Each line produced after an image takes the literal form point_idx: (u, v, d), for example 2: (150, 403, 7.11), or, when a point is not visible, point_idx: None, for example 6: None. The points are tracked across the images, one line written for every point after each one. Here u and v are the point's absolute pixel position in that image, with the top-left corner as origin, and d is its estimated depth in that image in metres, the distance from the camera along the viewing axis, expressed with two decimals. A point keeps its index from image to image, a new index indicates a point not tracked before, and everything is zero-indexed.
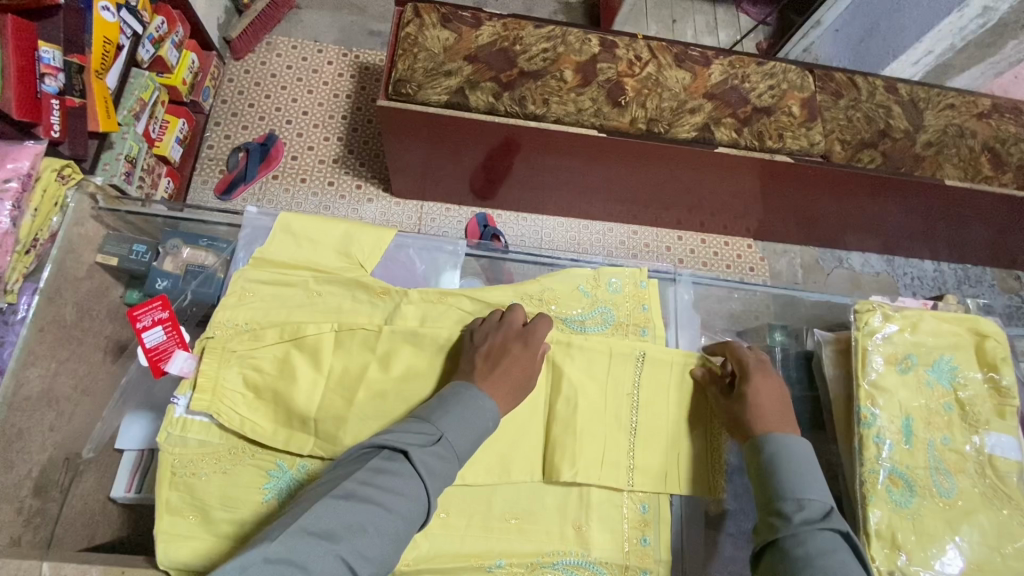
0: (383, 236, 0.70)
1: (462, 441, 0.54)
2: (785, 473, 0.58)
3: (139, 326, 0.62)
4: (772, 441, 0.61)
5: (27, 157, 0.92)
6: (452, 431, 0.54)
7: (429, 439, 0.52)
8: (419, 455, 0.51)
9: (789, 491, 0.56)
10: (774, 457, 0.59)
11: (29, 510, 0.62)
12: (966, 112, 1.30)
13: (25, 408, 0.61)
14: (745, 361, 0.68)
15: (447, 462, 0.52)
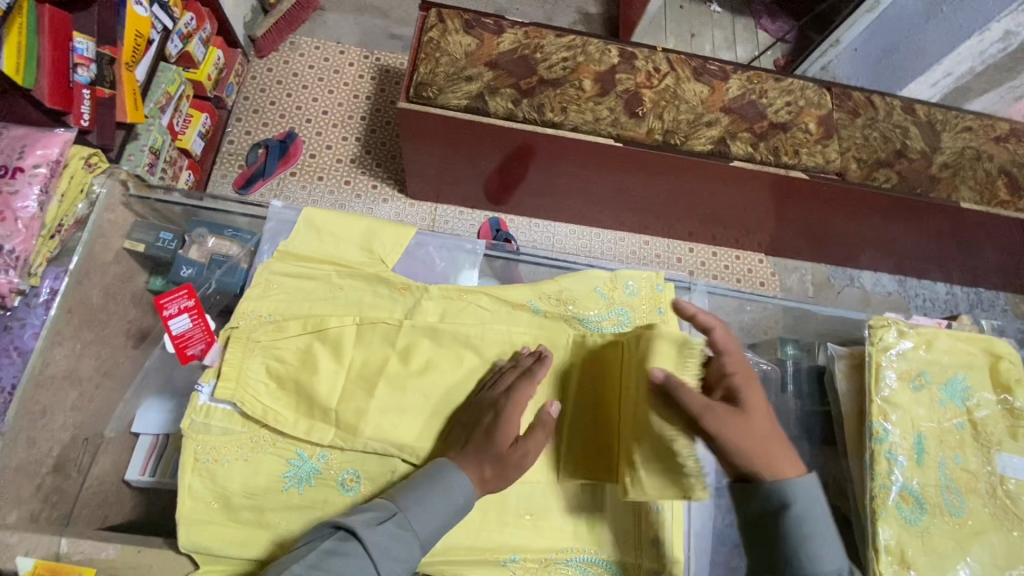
0: (404, 233, 0.71)
1: (425, 521, 0.53)
2: (815, 532, 0.56)
3: (166, 315, 0.63)
4: (798, 490, 0.56)
5: (57, 144, 0.94)
6: (412, 508, 0.54)
7: (386, 519, 0.52)
8: (371, 535, 0.51)
9: (822, 559, 0.55)
10: (802, 516, 0.56)
11: (47, 488, 0.63)
12: (984, 135, 1.30)
13: (51, 386, 0.63)
14: (734, 364, 0.58)
15: (404, 542, 0.52)
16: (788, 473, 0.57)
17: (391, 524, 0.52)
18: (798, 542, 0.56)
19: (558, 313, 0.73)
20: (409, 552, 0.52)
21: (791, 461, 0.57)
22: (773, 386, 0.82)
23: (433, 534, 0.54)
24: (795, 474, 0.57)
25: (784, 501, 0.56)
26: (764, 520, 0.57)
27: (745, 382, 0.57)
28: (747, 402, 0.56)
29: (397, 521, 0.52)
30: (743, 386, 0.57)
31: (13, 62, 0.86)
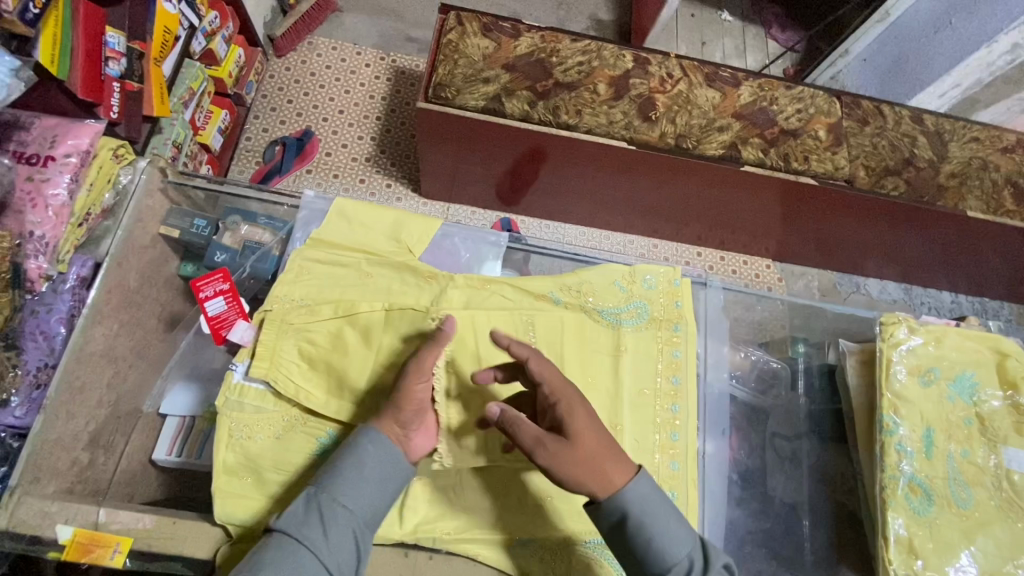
0: (430, 224, 0.76)
1: (348, 495, 0.56)
2: (656, 528, 0.58)
3: (204, 300, 0.67)
4: (627, 498, 0.58)
5: (88, 134, 0.95)
6: (330, 489, 0.56)
7: (312, 506, 0.55)
8: (302, 526, 0.54)
9: (671, 553, 0.57)
10: (641, 518, 0.58)
11: (81, 462, 0.66)
12: (990, 146, 1.32)
13: (89, 363, 0.66)
14: (559, 387, 0.60)
15: (340, 520, 0.55)
16: (617, 485, 0.58)
17: (311, 508, 0.55)
18: (647, 546, 0.57)
19: (579, 304, 0.78)
20: (346, 529, 0.55)
21: (621, 467, 0.59)
22: (782, 385, 0.85)
23: (371, 509, 0.57)
24: (623, 483, 0.58)
25: (619, 511, 0.58)
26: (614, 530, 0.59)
27: (565, 406, 0.59)
28: (573, 427, 0.59)
29: (328, 505, 0.55)
30: (565, 411, 0.59)
31: (48, 54, 0.87)
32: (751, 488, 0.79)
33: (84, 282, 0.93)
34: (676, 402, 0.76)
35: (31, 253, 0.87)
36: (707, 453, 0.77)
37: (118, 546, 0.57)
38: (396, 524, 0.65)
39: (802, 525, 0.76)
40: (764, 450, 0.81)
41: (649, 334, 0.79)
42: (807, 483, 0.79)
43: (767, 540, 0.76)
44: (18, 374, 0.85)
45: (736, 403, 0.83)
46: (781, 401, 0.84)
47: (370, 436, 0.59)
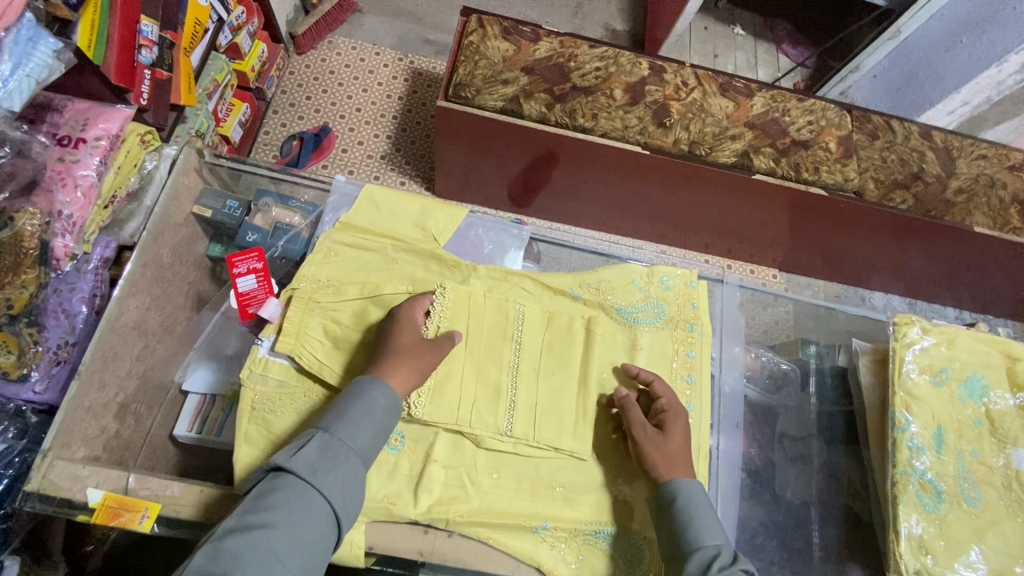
0: (455, 215, 0.82)
1: (358, 437, 0.59)
2: (697, 517, 0.64)
3: (240, 280, 0.72)
4: (682, 486, 0.66)
5: (118, 120, 0.92)
6: (342, 431, 0.59)
7: (324, 448, 0.57)
8: (313, 467, 0.56)
9: (703, 538, 0.62)
10: (687, 506, 0.64)
11: (110, 430, 0.70)
12: (998, 164, 1.34)
13: (122, 334, 0.71)
14: (670, 405, 0.72)
15: (345, 462, 0.57)
16: (678, 475, 0.67)
17: (324, 449, 0.57)
18: (681, 528, 0.63)
19: (598, 301, 0.81)
20: (352, 468, 0.58)
21: (687, 468, 0.68)
22: (793, 386, 0.86)
23: (370, 449, 0.60)
24: (682, 477, 0.67)
25: (671, 493, 0.66)
26: (663, 511, 0.65)
27: (672, 418, 0.71)
28: (670, 431, 0.70)
29: (334, 446, 0.58)
30: (671, 419, 0.71)
31: (85, 38, 0.84)
32: (761, 483, 0.79)
33: (106, 263, 0.94)
34: (689, 401, 0.77)
35: (59, 232, 0.84)
36: (719, 449, 0.78)
37: (146, 511, 0.60)
38: (411, 504, 0.66)
39: (812, 520, 0.78)
40: (773, 448, 0.82)
41: (665, 333, 0.81)
42: (818, 479, 0.80)
43: (778, 533, 0.77)
44: (39, 350, 0.85)
45: (748, 403, 0.84)
46: (791, 402, 0.85)
47: (376, 385, 0.63)
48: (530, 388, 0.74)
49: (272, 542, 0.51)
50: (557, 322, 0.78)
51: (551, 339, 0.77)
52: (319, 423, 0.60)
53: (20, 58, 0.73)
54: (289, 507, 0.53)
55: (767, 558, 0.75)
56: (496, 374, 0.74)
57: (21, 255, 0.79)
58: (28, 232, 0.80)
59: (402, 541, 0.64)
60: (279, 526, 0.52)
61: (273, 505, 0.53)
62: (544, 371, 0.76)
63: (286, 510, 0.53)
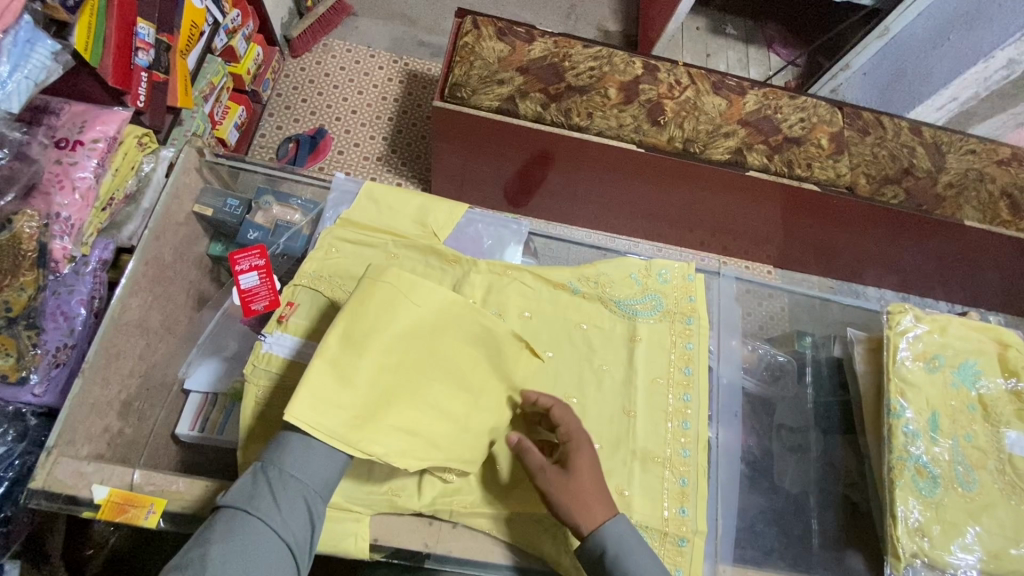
0: (454, 209, 0.83)
1: (295, 462, 0.55)
2: (633, 562, 0.59)
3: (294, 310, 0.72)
4: (608, 535, 0.60)
5: (115, 122, 0.92)
6: (280, 458, 0.55)
7: (260, 478, 0.55)
8: (248, 496, 0.53)
9: None
10: (619, 552, 0.60)
11: (113, 430, 0.70)
12: (987, 158, 1.36)
13: (125, 332, 0.71)
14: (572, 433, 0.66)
15: (289, 490, 0.54)
16: (601, 521, 0.61)
17: (262, 477, 0.54)
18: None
19: (596, 294, 0.82)
20: (294, 495, 0.54)
21: (609, 506, 0.62)
22: (790, 376, 0.87)
23: (325, 482, 0.56)
24: (606, 518, 0.61)
25: (598, 547, 0.60)
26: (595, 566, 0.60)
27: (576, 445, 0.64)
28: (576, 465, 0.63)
29: (278, 475, 0.54)
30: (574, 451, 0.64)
31: (83, 40, 0.84)
32: (761, 473, 0.80)
33: (106, 265, 0.93)
34: (687, 392, 0.78)
35: (57, 234, 0.84)
36: (718, 440, 0.79)
37: (153, 507, 0.60)
38: (415, 496, 0.66)
39: (811, 507, 0.79)
40: (771, 437, 0.83)
41: (663, 326, 0.81)
42: (816, 467, 0.81)
43: (777, 520, 0.78)
44: (39, 353, 0.84)
45: (746, 393, 0.85)
46: (788, 392, 0.86)
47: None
48: (386, 372, 0.62)
49: (217, 567, 0.48)
50: (401, 291, 0.65)
51: (539, 328, 0.79)
52: (262, 454, 0.57)
53: (18, 60, 0.74)
54: (238, 535, 0.50)
55: (768, 544, 0.76)
56: (436, 384, 0.66)
57: (20, 258, 0.80)
58: (27, 234, 0.81)
59: (409, 534, 0.65)
60: (217, 564, 0.48)
61: (221, 532, 0.51)
62: (380, 340, 0.62)
63: (235, 537, 0.50)
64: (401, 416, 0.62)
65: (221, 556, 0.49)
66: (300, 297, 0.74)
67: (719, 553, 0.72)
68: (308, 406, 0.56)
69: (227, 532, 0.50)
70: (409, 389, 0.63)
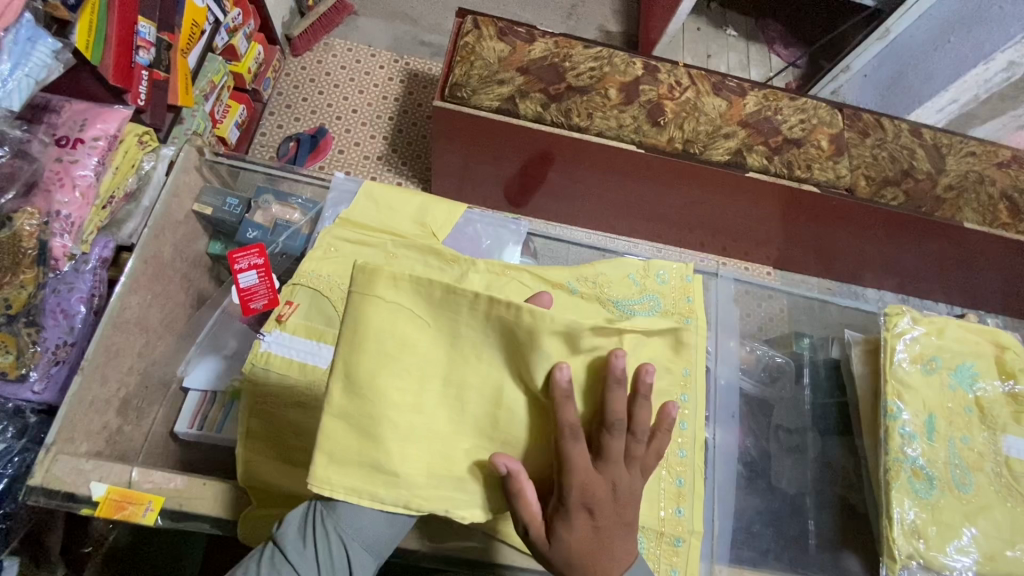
0: (454, 209, 0.84)
1: (348, 520, 0.53)
2: None
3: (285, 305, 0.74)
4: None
5: (116, 120, 0.92)
6: (336, 512, 0.54)
7: (314, 524, 0.54)
8: (298, 541, 0.53)
9: None
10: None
11: (113, 427, 0.71)
12: (987, 161, 1.36)
13: (124, 330, 0.71)
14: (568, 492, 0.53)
15: (335, 548, 0.53)
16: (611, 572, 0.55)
17: (315, 524, 0.54)
18: None
19: (594, 293, 0.82)
20: (339, 554, 0.53)
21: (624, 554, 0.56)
22: (788, 377, 0.88)
23: (378, 542, 0.54)
24: None
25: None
26: None
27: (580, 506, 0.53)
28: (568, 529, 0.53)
29: (330, 527, 0.53)
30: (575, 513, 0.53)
31: (84, 38, 0.84)
32: (758, 473, 0.80)
33: (105, 263, 0.93)
34: (685, 392, 0.77)
35: (57, 232, 0.84)
36: (716, 440, 0.79)
37: (150, 504, 0.60)
38: None
39: (808, 508, 0.79)
40: (768, 439, 0.83)
41: None
42: (813, 468, 0.81)
43: (775, 520, 0.78)
44: (38, 350, 0.85)
45: (744, 394, 0.85)
46: (786, 393, 0.86)
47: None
48: (408, 408, 0.52)
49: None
50: (404, 315, 0.50)
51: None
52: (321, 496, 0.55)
53: (19, 58, 0.74)
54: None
55: (765, 545, 0.76)
56: (473, 408, 0.54)
57: (20, 255, 0.81)
58: (27, 232, 0.81)
59: (407, 534, 0.64)
60: None
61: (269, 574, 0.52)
62: (395, 378, 0.51)
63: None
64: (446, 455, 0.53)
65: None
66: (299, 296, 0.75)
67: (714, 553, 0.73)
68: (332, 471, 0.50)
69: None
70: (441, 421, 0.53)
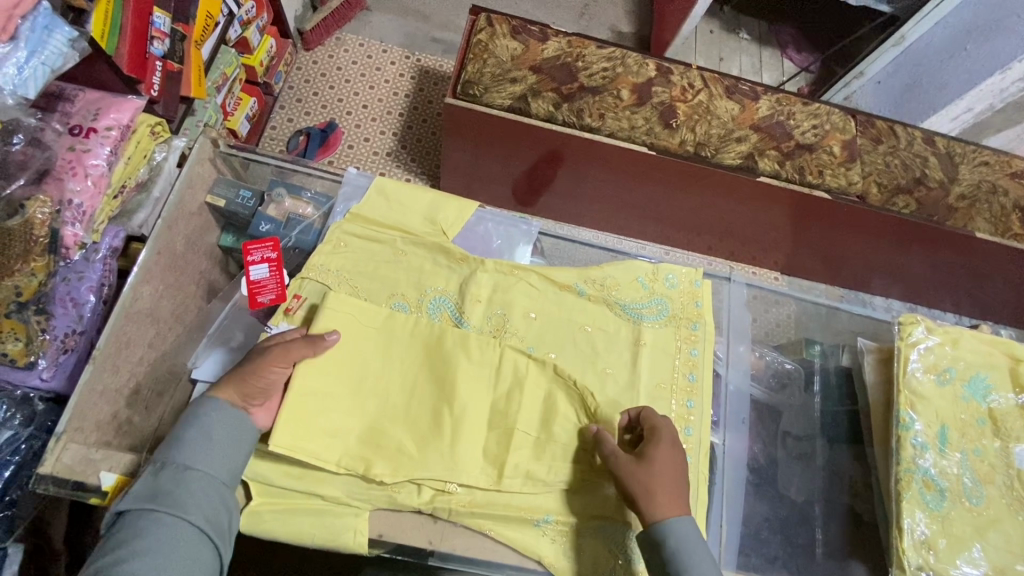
0: (464, 208, 0.83)
1: (194, 455, 0.57)
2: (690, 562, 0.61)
3: (302, 304, 0.73)
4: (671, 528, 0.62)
5: (129, 110, 0.92)
6: (182, 455, 0.57)
7: (160, 475, 0.56)
8: (153, 495, 0.55)
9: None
10: (675, 547, 0.61)
11: (123, 418, 0.71)
12: (1000, 170, 1.35)
13: (136, 320, 0.72)
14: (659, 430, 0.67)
15: (194, 481, 0.56)
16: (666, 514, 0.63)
17: (159, 476, 0.56)
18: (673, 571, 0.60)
19: (602, 296, 0.82)
20: (202, 485, 0.56)
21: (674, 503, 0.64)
22: (797, 384, 0.87)
23: (228, 471, 0.58)
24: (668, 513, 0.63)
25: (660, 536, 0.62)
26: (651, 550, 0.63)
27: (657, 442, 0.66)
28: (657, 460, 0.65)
29: (180, 473, 0.56)
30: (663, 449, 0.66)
31: (99, 28, 0.84)
32: (765, 481, 0.80)
33: (115, 253, 0.94)
34: (691, 398, 0.77)
35: (69, 221, 0.84)
36: (722, 447, 0.78)
37: None
38: (416, 493, 0.66)
39: (816, 517, 0.78)
40: (776, 445, 0.82)
41: (669, 331, 0.81)
42: (821, 477, 0.81)
43: (783, 528, 0.77)
44: (46, 339, 0.85)
45: (754, 401, 0.84)
46: (795, 401, 0.86)
47: (210, 405, 0.60)
48: (369, 399, 0.69)
49: (132, 571, 0.50)
50: (356, 316, 0.71)
51: (544, 329, 0.78)
52: (156, 452, 0.58)
53: (36, 46, 0.74)
54: (147, 533, 0.52)
55: (773, 552, 0.76)
56: (406, 394, 0.70)
57: (32, 244, 0.80)
58: (39, 220, 0.80)
59: (410, 531, 0.65)
60: (141, 556, 0.51)
61: (131, 534, 0.52)
62: (346, 362, 0.69)
63: (145, 536, 0.52)
64: (388, 429, 0.68)
65: (142, 553, 0.51)
66: (307, 289, 0.74)
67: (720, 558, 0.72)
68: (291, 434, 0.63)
69: (140, 534, 0.52)
70: (381, 402, 0.69)
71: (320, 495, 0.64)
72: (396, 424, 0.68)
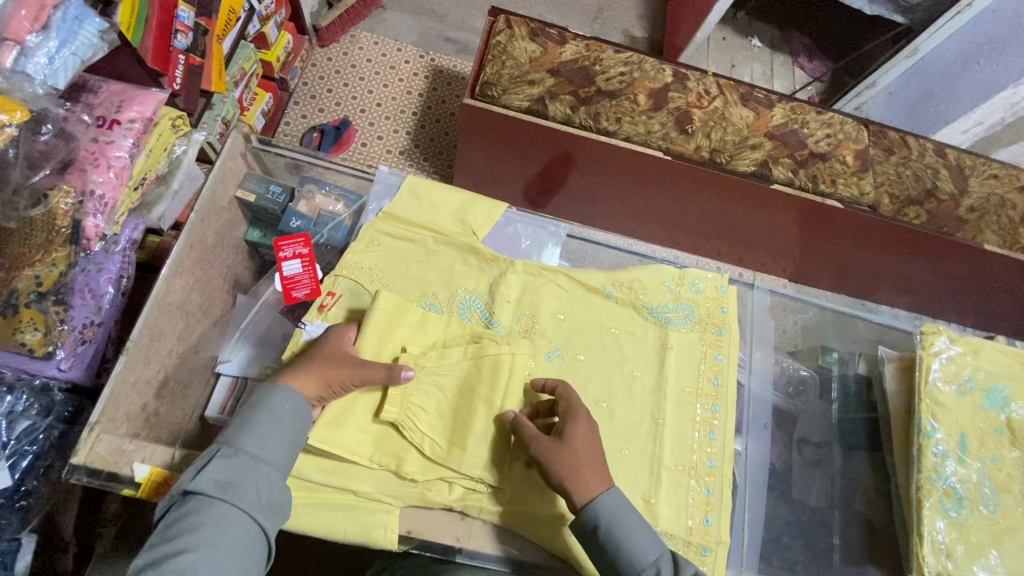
0: (494, 209, 0.84)
1: (259, 445, 0.58)
2: (623, 535, 0.61)
3: (336, 302, 0.73)
4: (601, 507, 0.62)
5: (152, 103, 0.91)
6: (246, 443, 0.58)
7: (223, 460, 0.56)
8: (216, 480, 0.55)
9: (637, 557, 0.60)
10: (608, 526, 0.61)
11: (151, 410, 0.71)
12: (1010, 183, 1.36)
13: (168, 312, 0.72)
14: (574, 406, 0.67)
15: (257, 471, 0.57)
16: (593, 494, 0.62)
17: (223, 462, 0.56)
18: (614, 552, 0.60)
19: (629, 299, 0.82)
20: (264, 476, 0.57)
21: None
22: (813, 391, 0.88)
23: (287, 467, 0.59)
24: (597, 493, 0.62)
25: (593, 520, 0.61)
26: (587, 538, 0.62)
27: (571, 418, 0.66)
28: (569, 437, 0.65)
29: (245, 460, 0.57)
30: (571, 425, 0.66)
31: (125, 20, 0.84)
32: (783, 486, 0.80)
33: (134, 245, 0.96)
34: (716, 403, 0.78)
35: (91, 212, 0.83)
36: (744, 453, 0.79)
37: None
38: (445, 490, 0.67)
39: (835, 523, 0.79)
40: (793, 451, 0.83)
41: (695, 336, 0.82)
42: (838, 483, 0.82)
43: (804, 532, 0.78)
44: (65, 329, 0.85)
45: (776, 407, 0.85)
46: (813, 408, 0.86)
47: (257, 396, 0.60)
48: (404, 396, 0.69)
49: (198, 556, 0.51)
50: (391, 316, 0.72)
51: (572, 331, 0.79)
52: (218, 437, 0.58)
53: (66, 37, 0.74)
54: (211, 520, 0.53)
55: (794, 558, 0.77)
56: (441, 395, 0.70)
57: (54, 234, 0.80)
58: (62, 210, 0.80)
59: (440, 527, 0.66)
60: (202, 542, 0.52)
61: (194, 517, 0.53)
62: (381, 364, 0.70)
63: (211, 521, 0.53)
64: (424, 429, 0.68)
65: (204, 538, 0.52)
66: (341, 286, 0.75)
67: (743, 561, 0.73)
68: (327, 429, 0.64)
69: (203, 519, 0.53)
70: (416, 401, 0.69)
71: (351, 490, 0.65)
72: (430, 424, 0.68)
